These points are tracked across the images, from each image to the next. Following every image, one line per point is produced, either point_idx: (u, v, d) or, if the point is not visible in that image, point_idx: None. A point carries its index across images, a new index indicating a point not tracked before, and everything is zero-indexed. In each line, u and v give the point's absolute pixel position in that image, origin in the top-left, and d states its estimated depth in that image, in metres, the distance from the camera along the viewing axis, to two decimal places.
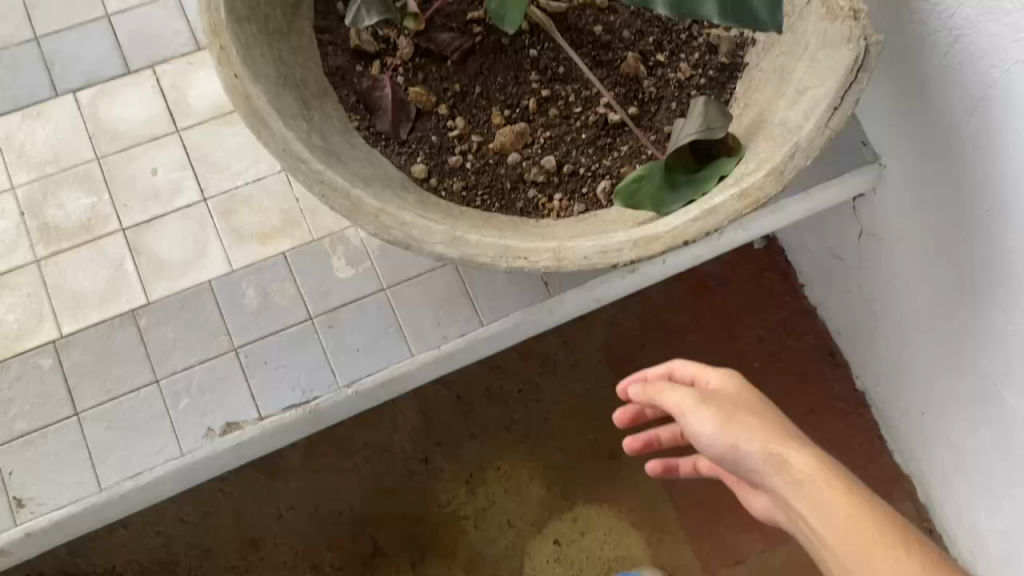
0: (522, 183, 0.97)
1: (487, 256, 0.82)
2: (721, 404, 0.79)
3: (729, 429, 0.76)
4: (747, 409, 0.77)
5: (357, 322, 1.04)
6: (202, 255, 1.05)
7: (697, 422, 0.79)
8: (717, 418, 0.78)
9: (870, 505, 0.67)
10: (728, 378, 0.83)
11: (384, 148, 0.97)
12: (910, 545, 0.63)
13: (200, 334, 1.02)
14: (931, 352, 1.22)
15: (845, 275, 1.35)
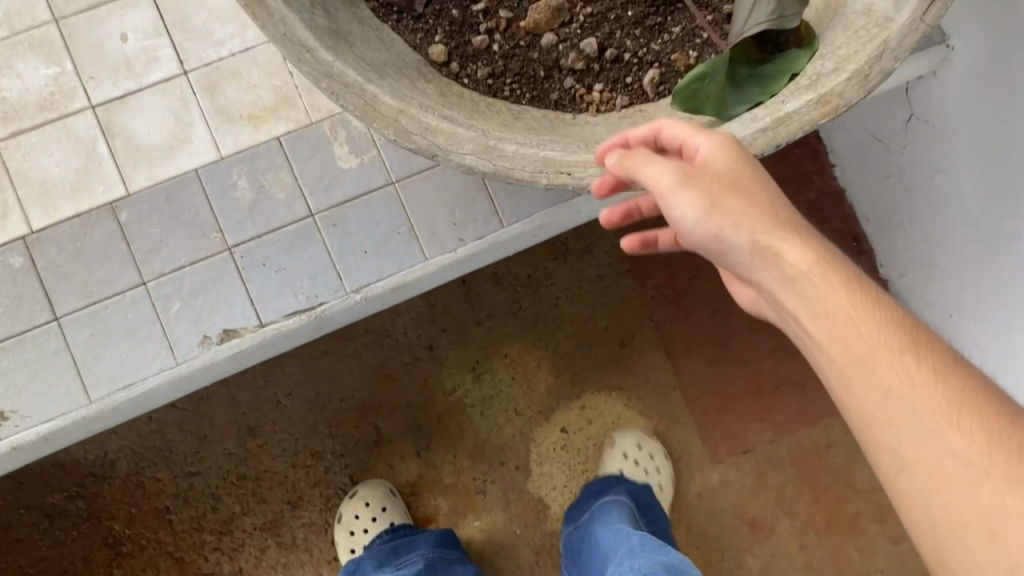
0: (558, 71, 0.84)
1: (525, 171, 0.71)
2: (699, 174, 0.60)
3: (718, 219, 0.58)
4: (736, 184, 0.59)
5: (360, 220, 0.94)
6: (185, 139, 0.93)
7: (677, 204, 0.60)
8: (703, 203, 0.59)
9: (872, 303, 0.55)
10: (710, 132, 0.62)
11: (396, 23, 0.82)
12: (917, 349, 0.53)
13: (189, 230, 0.92)
14: (970, 252, 1.14)
15: (883, 162, 1.25)
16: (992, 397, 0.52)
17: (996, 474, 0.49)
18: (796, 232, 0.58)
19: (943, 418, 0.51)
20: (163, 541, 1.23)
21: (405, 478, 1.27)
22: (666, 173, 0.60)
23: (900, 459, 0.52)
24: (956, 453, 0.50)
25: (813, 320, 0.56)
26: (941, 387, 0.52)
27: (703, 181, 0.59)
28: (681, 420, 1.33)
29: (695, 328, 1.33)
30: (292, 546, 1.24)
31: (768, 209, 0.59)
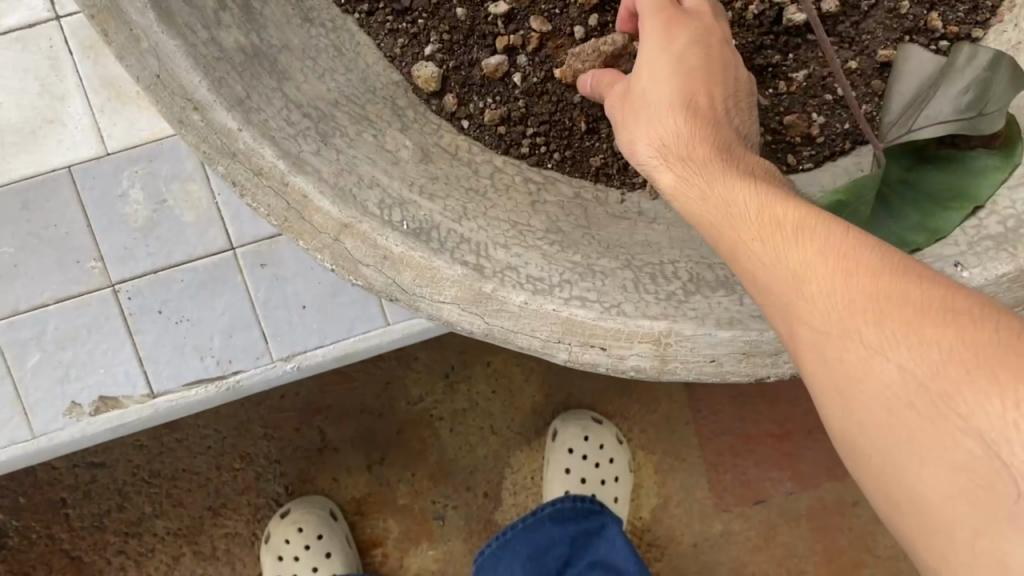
0: (607, 120, 0.56)
1: (534, 340, 0.45)
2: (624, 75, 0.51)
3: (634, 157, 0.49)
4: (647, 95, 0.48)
5: (299, 263, 0.66)
6: (54, 119, 0.64)
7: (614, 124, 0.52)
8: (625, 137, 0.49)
9: (734, 173, 0.42)
10: (643, 24, 0.50)
11: (370, 19, 0.55)
12: (767, 231, 0.39)
13: (56, 254, 0.65)
14: None
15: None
16: (862, 260, 0.36)
17: (866, 415, 0.34)
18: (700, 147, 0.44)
19: (807, 348, 0.36)
20: (56, 538, 1.02)
21: (351, 494, 1.07)
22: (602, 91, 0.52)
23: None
24: (837, 386, 0.35)
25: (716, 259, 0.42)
26: (795, 292, 0.37)
27: (624, 101, 0.49)
28: (690, 459, 1.10)
29: None
30: (210, 557, 1.04)
31: (680, 128, 0.46)
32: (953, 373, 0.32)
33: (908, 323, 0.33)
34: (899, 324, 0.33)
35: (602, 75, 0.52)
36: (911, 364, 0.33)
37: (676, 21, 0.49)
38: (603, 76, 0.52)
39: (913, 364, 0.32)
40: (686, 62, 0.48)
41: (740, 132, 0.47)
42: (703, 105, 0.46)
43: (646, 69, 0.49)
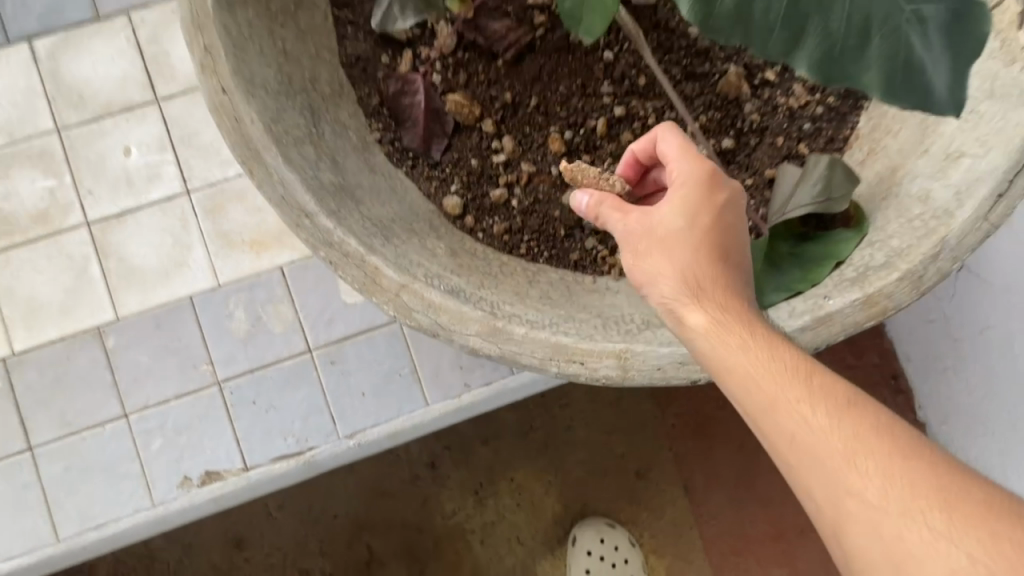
0: (580, 229, 0.77)
1: (533, 358, 0.65)
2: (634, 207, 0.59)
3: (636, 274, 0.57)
4: (670, 228, 0.56)
5: (360, 359, 0.88)
6: (182, 263, 0.87)
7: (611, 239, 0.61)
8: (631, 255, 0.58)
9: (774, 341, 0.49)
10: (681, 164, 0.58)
11: (410, 169, 0.76)
12: (814, 400, 0.45)
13: (178, 361, 0.86)
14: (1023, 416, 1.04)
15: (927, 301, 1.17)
16: (905, 445, 0.42)
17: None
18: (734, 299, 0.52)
19: (850, 511, 0.42)
20: None
21: None
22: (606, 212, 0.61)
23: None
24: (879, 544, 0.41)
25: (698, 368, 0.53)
26: (845, 459, 0.43)
27: (640, 227, 0.57)
28: (697, 561, 1.24)
29: (718, 462, 1.25)
30: None
31: (713, 272, 0.54)
32: (919, 507, 0.40)
33: (879, 458, 0.42)
34: (873, 455, 0.42)
35: (611, 199, 0.61)
36: (890, 499, 0.41)
37: (716, 177, 0.56)
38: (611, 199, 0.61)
39: (969, 548, 0.38)
40: (714, 214, 0.55)
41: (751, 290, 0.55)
42: (729, 257, 0.54)
43: (673, 206, 0.56)
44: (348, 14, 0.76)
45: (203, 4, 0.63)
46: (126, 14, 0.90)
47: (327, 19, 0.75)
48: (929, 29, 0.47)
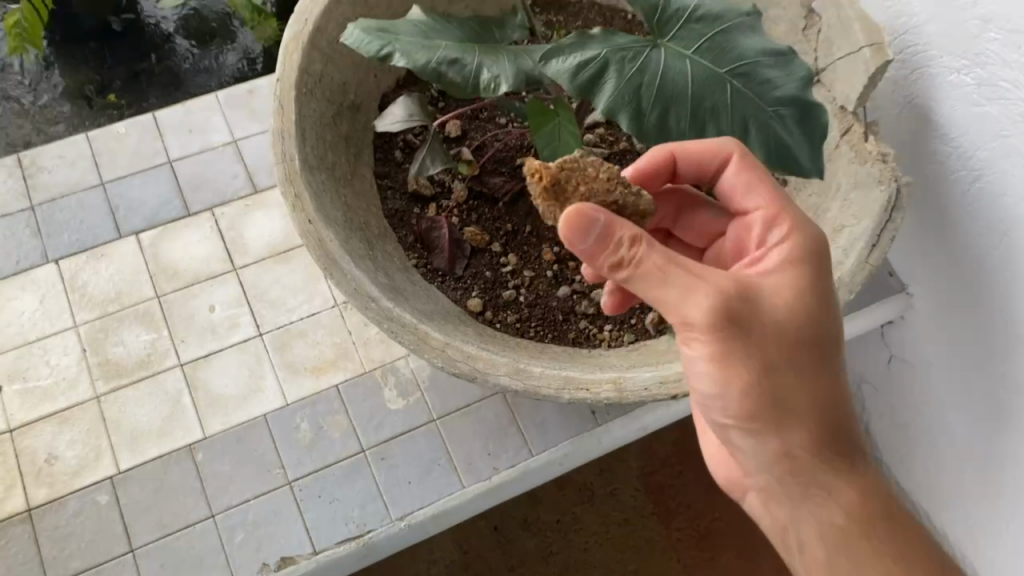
0: (573, 315, 1.01)
1: (549, 388, 0.85)
2: (740, 309, 0.62)
3: (721, 383, 0.65)
4: (791, 351, 0.64)
5: (404, 454, 1.06)
6: (258, 388, 1.08)
7: (662, 303, 0.63)
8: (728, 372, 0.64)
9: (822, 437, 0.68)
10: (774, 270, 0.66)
11: (440, 284, 1.01)
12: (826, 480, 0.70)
13: (256, 466, 1.04)
14: (963, 476, 1.19)
15: (868, 405, 1.37)
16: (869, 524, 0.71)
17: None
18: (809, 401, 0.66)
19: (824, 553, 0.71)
20: None
21: None
22: (699, 303, 0.61)
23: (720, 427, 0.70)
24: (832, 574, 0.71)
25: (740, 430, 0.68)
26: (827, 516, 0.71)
27: (763, 348, 0.63)
28: None
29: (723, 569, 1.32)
30: None
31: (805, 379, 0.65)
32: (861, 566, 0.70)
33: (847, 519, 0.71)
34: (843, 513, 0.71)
35: (704, 288, 0.61)
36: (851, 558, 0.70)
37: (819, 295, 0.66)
38: (701, 288, 0.61)
39: None
40: (812, 318, 0.65)
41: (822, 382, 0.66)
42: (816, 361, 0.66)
43: (793, 326, 0.64)
44: (388, 182, 1.06)
45: (292, 168, 0.91)
46: (210, 210, 1.18)
47: (373, 185, 1.04)
48: (788, 120, 0.84)
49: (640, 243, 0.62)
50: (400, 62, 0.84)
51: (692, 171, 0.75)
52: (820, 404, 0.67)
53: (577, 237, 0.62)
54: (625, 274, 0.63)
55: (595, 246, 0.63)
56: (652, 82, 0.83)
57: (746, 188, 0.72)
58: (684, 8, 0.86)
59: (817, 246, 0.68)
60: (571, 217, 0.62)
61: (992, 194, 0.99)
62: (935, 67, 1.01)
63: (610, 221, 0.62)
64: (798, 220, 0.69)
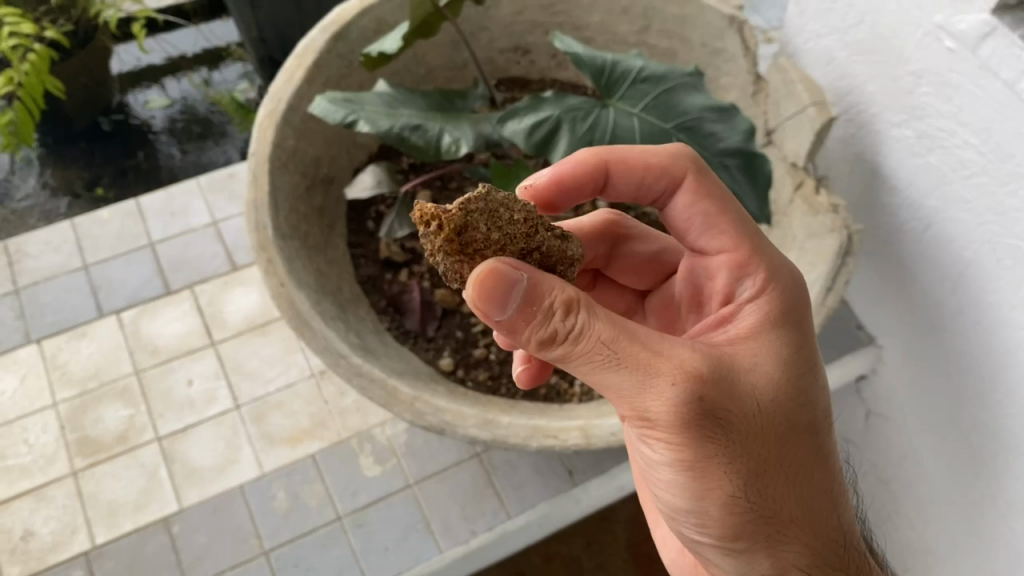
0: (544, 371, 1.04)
1: (518, 436, 0.86)
2: (712, 392, 0.58)
3: (692, 474, 0.62)
4: (764, 435, 0.62)
5: (381, 520, 1.05)
6: (234, 459, 1.09)
7: (618, 391, 0.59)
8: (701, 463, 0.61)
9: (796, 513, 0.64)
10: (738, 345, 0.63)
11: (413, 345, 1.05)
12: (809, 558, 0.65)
13: (231, 537, 1.04)
14: (938, 534, 1.13)
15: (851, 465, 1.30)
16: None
17: None
18: (777, 481, 0.63)
19: None
20: None
21: None
22: (669, 391, 0.57)
23: (689, 521, 0.67)
24: None
25: (711, 526, 0.65)
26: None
27: (736, 433, 0.60)
28: None
29: None
30: None
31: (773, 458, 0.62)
32: None
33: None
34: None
35: (669, 368, 0.58)
36: None
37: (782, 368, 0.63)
38: (665, 367, 0.58)
39: None
40: (778, 395, 0.62)
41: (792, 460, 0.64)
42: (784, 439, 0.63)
43: (765, 407, 0.61)
44: (360, 250, 1.10)
45: (265, 235, 0.93)
46: (189, 288, 1.23)
47: (346, 253, 1.08)
48: (734, 171, 0.90)
49: (575, 310, 0.58)
50: (365, 129, 0.88)
51: (629, 184, 0.72)
52: (795, 490, 0.64)
53: (495, 305, 0.57)
54: (563, 345, 0.59)
55: (518, 317, 0.58)
56: (603, 139, 0.90)
57: (704, 222, 0.69)
58: (631, 69, 0.93)
59: (786, 307, 0.65)
60: (486, 279, 0.56)
61: (942, 241, 0.97)
62: (879, 123, 1.03)
63: (534, 282, 0.58)
64: (763, 279, 0.66)
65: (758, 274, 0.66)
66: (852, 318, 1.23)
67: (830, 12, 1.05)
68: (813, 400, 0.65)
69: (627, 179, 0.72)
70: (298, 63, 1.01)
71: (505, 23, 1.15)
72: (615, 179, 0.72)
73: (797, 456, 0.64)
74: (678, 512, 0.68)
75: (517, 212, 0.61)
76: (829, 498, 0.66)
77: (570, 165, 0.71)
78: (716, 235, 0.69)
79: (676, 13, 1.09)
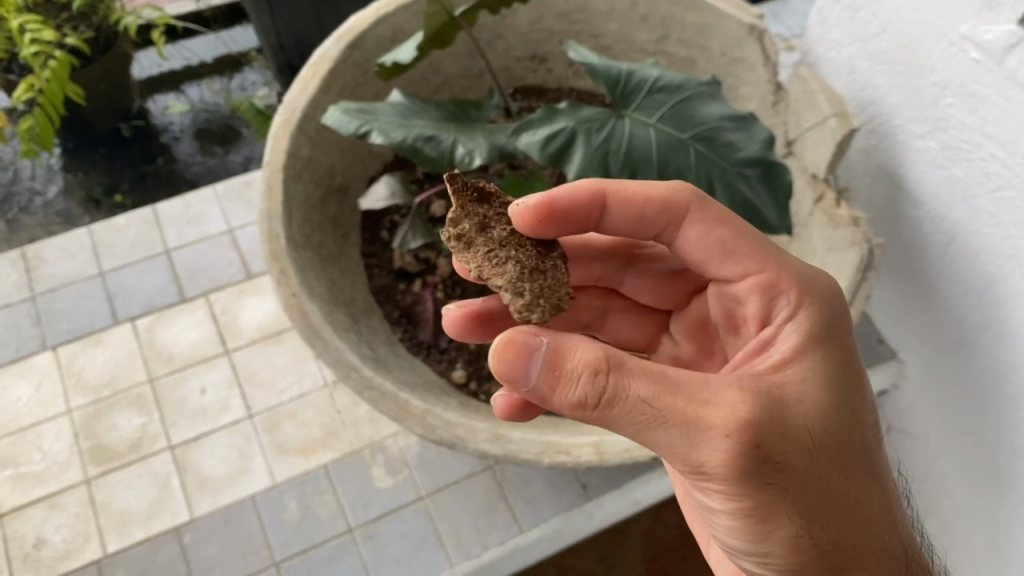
0: None
1: (530, 452, 0.84)
2: (765, 436, 0.55)
3: (753, 519, 0.59)
4: (820, 469, 0.59)
5: (393, 533, 1.04)
6: (245, 469, 1.08)
7: (668, 447, 0.55)
8: (762, 508, 0.58)
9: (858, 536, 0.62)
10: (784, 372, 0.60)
11: (426, 355, 1.04)
12: None
13: (242, 548, 1.03)
14: (963, 554, 1.10)
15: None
16: None
17: None
18: (832, 510, 0.60)
19: None
20: None
21: None
22: (723, 444, 0.54)
23: (751, 560, 0.64)
24: None
25: (779, 566, 0.62)
26: None
27: (791, 475, 0.57)
28: None
29: None
30: None
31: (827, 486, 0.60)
32: None
33: None
34: None
35: (720, 418, 0.54)
36: None
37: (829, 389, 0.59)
38: (716, 419, 0.54)
39: None
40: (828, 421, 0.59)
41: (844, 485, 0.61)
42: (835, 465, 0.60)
43: (818, 440, 0.59)
44: (374, 260, 1.10)
45: (278, 245, 0.92)
46: (204, 296, 1.23)
47: (360, 263, 1.08)
48: (754, 180, 0.88)
49: (603, 373, 0.55)
50: (377, 140, 0.87)
51: (631, 219, 0.68)
52: (856, 517, 0.62)
53: (519, 373, 0.57)
54: (597, 409, 0.55)
55: (545, 382, 0.56)
56: (619, 149, 0.88)
57: (720, 253, 0.66)
58: (646, 79, 0.92)
59: (824, 326, 0.61)
60: (505, 352, 0.57)
61: (967, 255, 0.95)
62: (902, 133, 1.01)
63: (555, 348, 0.56)
64: (796, 299, 0.62)
65: (789, 293, 0.63)
66: (874, 332, 1.21)
67: (852, 22, 1.03)
68: (859, 420, 0.62)
69: (625, 213, 0.68)
70: (314, 71, 1.00)
71: (523, 31, 1.14)
72: (613, 213, 0.69)
73: (852, 481, 0.62)
74: (738, 552, 0.64)
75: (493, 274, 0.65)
76: (887, 515, 0.64)
77: (562, 193, 0.66)
78: (734, 263, 0.66)
79: (696, 22, 1.08)
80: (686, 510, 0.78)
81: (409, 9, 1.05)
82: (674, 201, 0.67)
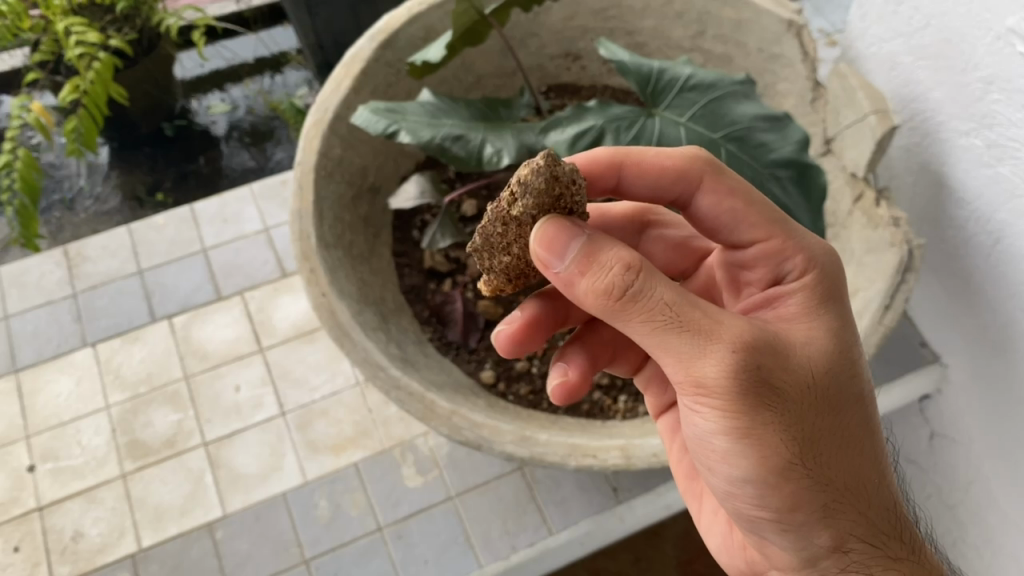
0: (588, 386, 1.03)
1: (556, 455, 0.83)
2: (765, 356, 0.56)
3: (747, 447, 0.58)
4: (818, 404, 0.60)
5: (423, 532, 1.04)
6: (277, 466, 1.09)
7: (675, 361, 0.56)
8: (757, 434, 0.57)
9: (850, 479, 0.62)
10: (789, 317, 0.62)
11: (455, 355, 1.04)
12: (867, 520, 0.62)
13: (273, 545, 1.04)
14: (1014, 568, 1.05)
15: (914, 488, 1.23)
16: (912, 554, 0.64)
17: None
18: (825, 447, 0.60)
19: None
20: None
21: None
22: (728, 356, 0.54)
23: (739, 496, 0.63)
24: None
25: (772, 501, 0.61)
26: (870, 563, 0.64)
27: (788, 401, 0.57)
28: None
29: None
30: None
31: (822, 420, 0.60)
32: None
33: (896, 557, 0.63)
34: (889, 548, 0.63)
35: (726, 335, 0.55)
36: None
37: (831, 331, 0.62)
38: (725, 335, 0.55)
39: None
40: (828, 358, 0.61)
41: (839, 424, 0.61)
42: (831, 403, 0.61)
43: (818, 377, 0.60)
44: (405, 260, 1.10)
45: (309, 244, 0.92)
46: (239, 294, 1.25)
47: (391, 263, 1.08)
48: (786, 182, 0.86)
49: (636, 269, 0.54)
50: (405, 139, 0.87)
51: (646, 187, 0.68)
52: (847, 459, 0.62)
53: (555, 253, 0.55)
54: (620, 305, 0.55)
55: (576, 269, 0.55)
56: (648, 148, 0.87)
57: (735, 219, 0.66)
58: (678, 77, 0.90)
59: (827, 281, 0.63)
60: (549, 230, 0.54)
61: (1012, 257, 0.92)
62: (945, 131, 0.98)
63: (593, 238, 0.55)
64: (805, 261, 0.63)
65: (795, 256, 0.63)
66: (916, 335, 1.18)
67: (894, 16, 1.00)
68: (859, 371, 0.63)
69: (642, 180, 0.68)
70: (345, 71, 1.01)
71: (557, 29, 1.13)
72: (630, 183, 0.69)
73: (849, 425, 0.62)
74: (726, 485, 0.64)
75: (495, 233, 0.59)
76: (881, 469, 0.64)
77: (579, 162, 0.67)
78: (750, 228, 0.65)
79: (732, 17, 1.05)
80: (681, 480, 0.79)
81: (441, 8, 1.05)
82: (687, 166, 0.66)
